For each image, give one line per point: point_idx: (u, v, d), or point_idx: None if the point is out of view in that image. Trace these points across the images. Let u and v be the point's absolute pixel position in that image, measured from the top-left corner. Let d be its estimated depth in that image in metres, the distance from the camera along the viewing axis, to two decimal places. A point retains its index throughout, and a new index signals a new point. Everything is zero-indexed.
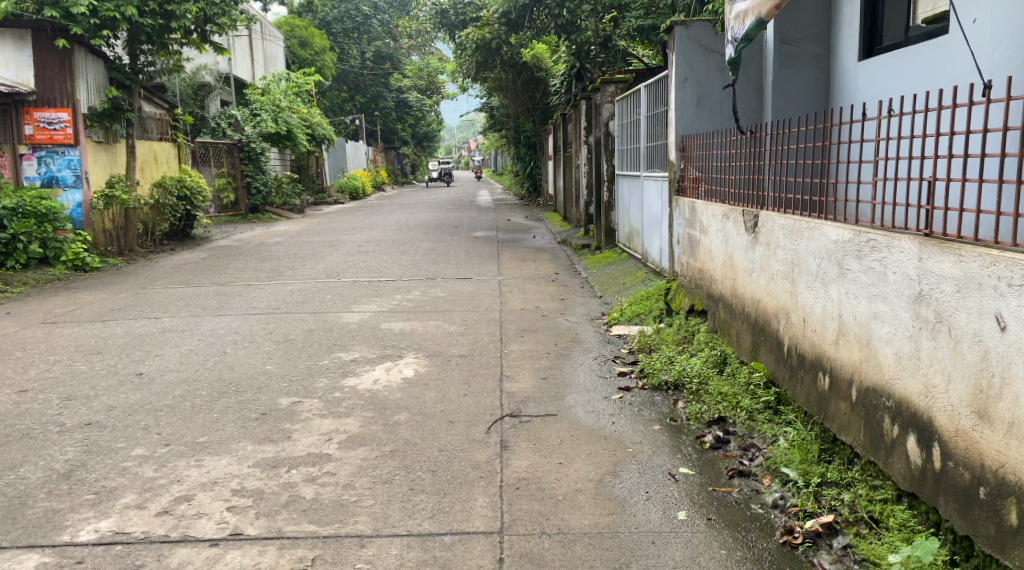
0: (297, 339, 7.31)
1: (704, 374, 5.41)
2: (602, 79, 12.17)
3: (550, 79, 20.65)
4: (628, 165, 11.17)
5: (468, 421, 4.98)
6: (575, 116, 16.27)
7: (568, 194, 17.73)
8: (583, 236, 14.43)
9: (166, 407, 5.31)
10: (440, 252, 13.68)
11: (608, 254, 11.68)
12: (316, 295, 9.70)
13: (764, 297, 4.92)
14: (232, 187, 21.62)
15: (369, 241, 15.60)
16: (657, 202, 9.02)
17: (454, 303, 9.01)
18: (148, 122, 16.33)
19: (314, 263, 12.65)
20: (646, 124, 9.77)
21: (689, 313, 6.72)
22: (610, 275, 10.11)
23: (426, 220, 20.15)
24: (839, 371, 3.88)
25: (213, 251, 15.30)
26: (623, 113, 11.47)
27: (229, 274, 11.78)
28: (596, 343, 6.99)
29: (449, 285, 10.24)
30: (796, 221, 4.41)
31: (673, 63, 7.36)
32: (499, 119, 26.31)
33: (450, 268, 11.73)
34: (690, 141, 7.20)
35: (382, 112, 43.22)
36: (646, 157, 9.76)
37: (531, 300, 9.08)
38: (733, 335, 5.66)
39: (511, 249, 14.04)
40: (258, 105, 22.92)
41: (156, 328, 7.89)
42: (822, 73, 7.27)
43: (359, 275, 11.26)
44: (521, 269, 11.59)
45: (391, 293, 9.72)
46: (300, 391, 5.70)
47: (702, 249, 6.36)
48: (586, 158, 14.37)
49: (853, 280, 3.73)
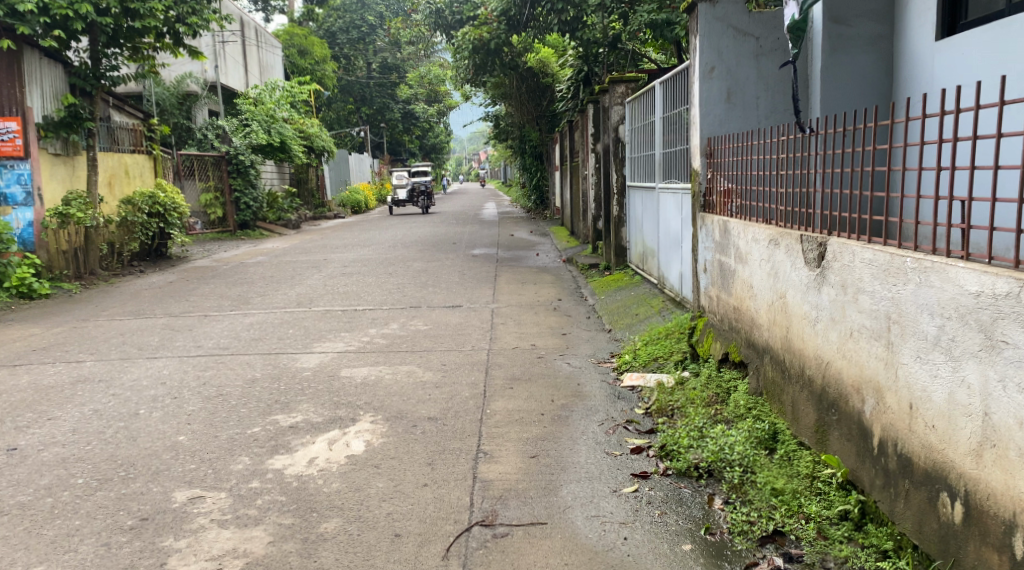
0: (234, 394, 5.90)
1: (749, 459, 3.99)
2: (610, 79, 10.77)
3: (557, 84, 19.34)
4: (643, 177, 9.71)
5: (421, 537, 3.58)
6: (582, 122, 14.92)
7: (575, 207, 16.39)
8: (591, 254, 13.01)
9: (15, 509, 3.91)
10: (432, 274, 12.28)
11: (620, 276, 10.22)
12: (277, 329, 8.32)
13: (835, 361, 3.50)
14: (219, 202, 20.33)
15: (357, 261, 14.20)
16: (678, 220, 7.54)
17: (436, 341, 7.57)
18: (119, 131, 15.00)
19: (289, 288, 11.25)
20: (663, 127, 8.33)
21: (722, 364, 5.24)
22: (621, 303, 8.70)
23: (425, 235, 18.74)
24: (987, 506, 2.69)
25: (185, 272, 13.95)
26: (635, 116, 10.06)
27: (189, 302, 10.41)
28: (603, 399, 5.52)
29: (433, 316, 8.80)
30: (899, 258, 3.04)
31: (697, 49, 5.89)
32: (504, 129, 25.02)
33: (439, 294, 10.29)
34: (721, 146, 5.75)
35: (389, 124, 41.94)
36: (662, 167, 8.36)
37: (528, 336, 7.64)
38: (786, 404, 4.22)
39: (511, 269, 12.64)
40: (248, 115, 21.58)
41: (68, 378, 6.48)
42: (883, 60, 5.84)
43: (335, 303, 9.84)
44: (520, 294, 10.13)
45: (366, 327, 8.30)
46: (206, 479, 4.27)
47: (739, 282, 4.89)
48: (593, 168, 13.02)
49: (1013, 359, 2.58)
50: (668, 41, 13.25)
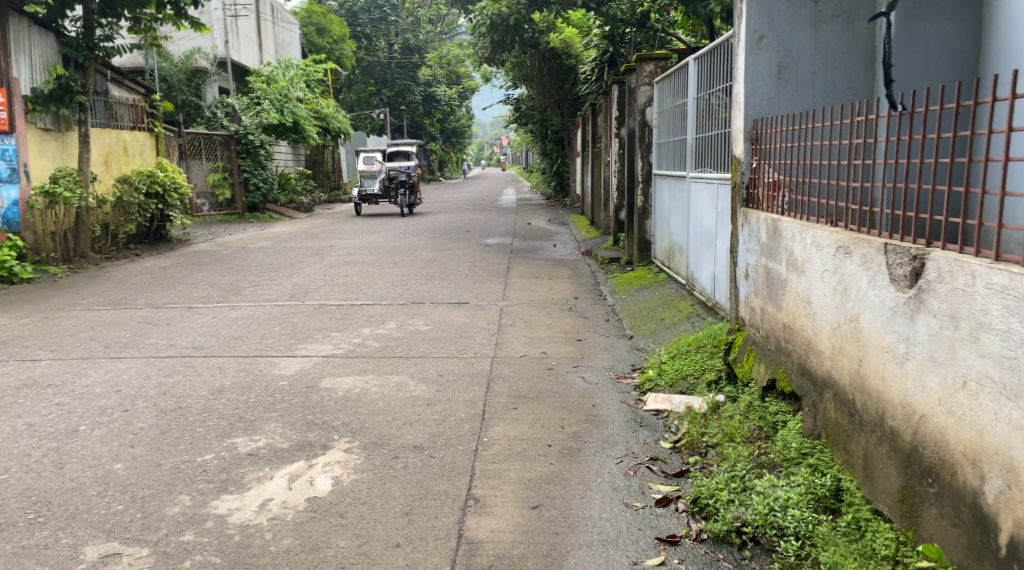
0: (195, 408, 5.10)
1: (809, 528, 3.15)
2: (637, 57, 9.86)
3: (580, 65, 18.46)
4: (672, 165, 8.79)
5: None
6: (605, 105, 14.05)
7: (597, 196, 15.54)
8: (612, 247, 12.16)
9: None
10: (440, 265, 11.47)
11: (643, 273, 9.38)
12: (261, 327, 7.52)
13: (939, 415, 2.68)
14: (228, 183, 19.62)
15: (363, 249, 13.40)
16: (712, 214, 6.66)
17: (435, 345, 6.75)
18: (118, 107, 14.27)
19: (286, 277, 10.45)
20: (697, 108, 7.42)
21: (766, 392, 4.38)
22: (644, 305, 7.86)
23: (439, 222, 17.95)
24: None
25: (182, 257, 13.20)
26: (666, 98, 9.16)
27: (177, 291, 9.63)
28: (622, 428, 4.69)
29: (436, 315, 7.97)
30: None
31: (743, 14, 4.97)
32: (526, 114, 24.07)
33: (446, 289, 9.45)
34: (771, 129, 4.86)
35: (410, 106, 41.06)
36: (693, 154, 7.49)
37: (538, 342, 6.79)
38: (849, 453, 3.38)
39: (525, 262, 11.81)
40: (261, 93, 20.70)
41: (14, 381, 5.71)
42: (971, 26, 5.14)
43: (332, 297, 9.02)
44: (532, 291, 9.29)
45: (361, 326, 7.48)
46: (131, 527, 3.48)
47: (792, 294, 4.03)
48: (617, 153, 12.19)
49: None
50: (700, 19, 12.35)
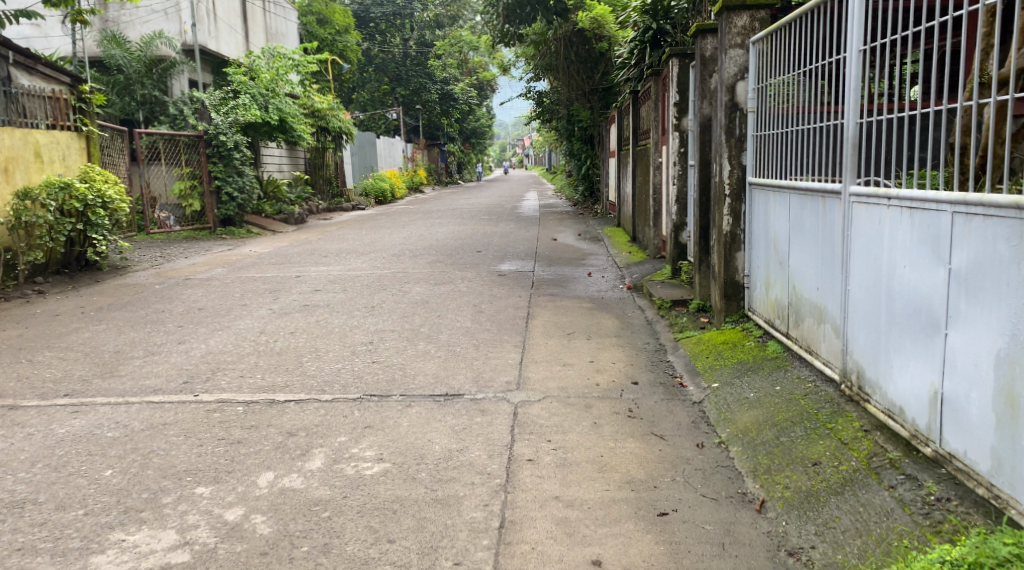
0: None
1: None
2: (721, 4, 6.44)
3: (615, 48, 15.12)
4: (789, 170, 5.50)
5: None
6: (654, 91, 10.68)
7: (641, 208, 12.24)
8: (669, 279, 8.86)
9: None
10: (433, 311, 8.18)
11: (734, 337, 6.08)
12: (89, 466, 4.22)
13: None
14: (198, 192, 16.49)
15: (336, 281, 10.12)
16: (937, 270, 3.34)
17: (381, 530, 3.47)
18: (28, 99, 10.98)
19: (204, 338, 7.14)
20: (874, 74, 4.16)
21: None
22: (762, 415, 4.52)
23: (447, 238, 14.68)
24: None
25: (95, 294, 9.95)
26: (772, 68, 5.88)
27: (24, 367, 6.34)
28: None
29: (401, 432, 4.67)
30: None
31: None
32: (549, 109, 20.76)
33: (431, 365, 6.11)
34: None
35: (426, 105, 37.59)
36: (871, 153, 4.17)
37: (581, 519, 3.54)
38: None
39: (552, 303, 8.54)
40: (238, 86, 17.30)
41: None
42: None
43: (248, 382, 5.73)
44: (564, 367, 5.99)
45: (262, 467, 4.17)
46: None
47: None
48: (677, 155, 8.87)
49: None
50: None
